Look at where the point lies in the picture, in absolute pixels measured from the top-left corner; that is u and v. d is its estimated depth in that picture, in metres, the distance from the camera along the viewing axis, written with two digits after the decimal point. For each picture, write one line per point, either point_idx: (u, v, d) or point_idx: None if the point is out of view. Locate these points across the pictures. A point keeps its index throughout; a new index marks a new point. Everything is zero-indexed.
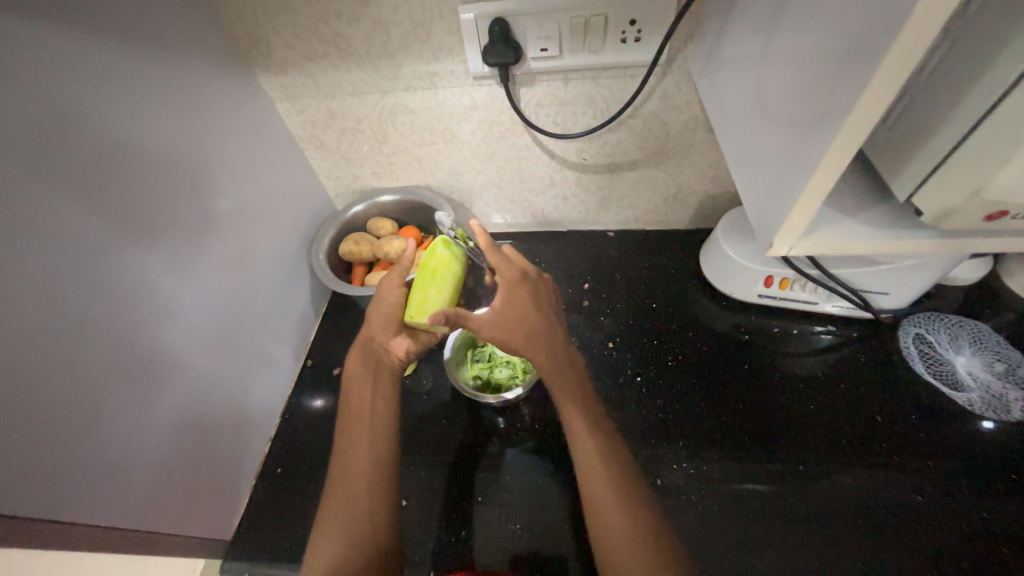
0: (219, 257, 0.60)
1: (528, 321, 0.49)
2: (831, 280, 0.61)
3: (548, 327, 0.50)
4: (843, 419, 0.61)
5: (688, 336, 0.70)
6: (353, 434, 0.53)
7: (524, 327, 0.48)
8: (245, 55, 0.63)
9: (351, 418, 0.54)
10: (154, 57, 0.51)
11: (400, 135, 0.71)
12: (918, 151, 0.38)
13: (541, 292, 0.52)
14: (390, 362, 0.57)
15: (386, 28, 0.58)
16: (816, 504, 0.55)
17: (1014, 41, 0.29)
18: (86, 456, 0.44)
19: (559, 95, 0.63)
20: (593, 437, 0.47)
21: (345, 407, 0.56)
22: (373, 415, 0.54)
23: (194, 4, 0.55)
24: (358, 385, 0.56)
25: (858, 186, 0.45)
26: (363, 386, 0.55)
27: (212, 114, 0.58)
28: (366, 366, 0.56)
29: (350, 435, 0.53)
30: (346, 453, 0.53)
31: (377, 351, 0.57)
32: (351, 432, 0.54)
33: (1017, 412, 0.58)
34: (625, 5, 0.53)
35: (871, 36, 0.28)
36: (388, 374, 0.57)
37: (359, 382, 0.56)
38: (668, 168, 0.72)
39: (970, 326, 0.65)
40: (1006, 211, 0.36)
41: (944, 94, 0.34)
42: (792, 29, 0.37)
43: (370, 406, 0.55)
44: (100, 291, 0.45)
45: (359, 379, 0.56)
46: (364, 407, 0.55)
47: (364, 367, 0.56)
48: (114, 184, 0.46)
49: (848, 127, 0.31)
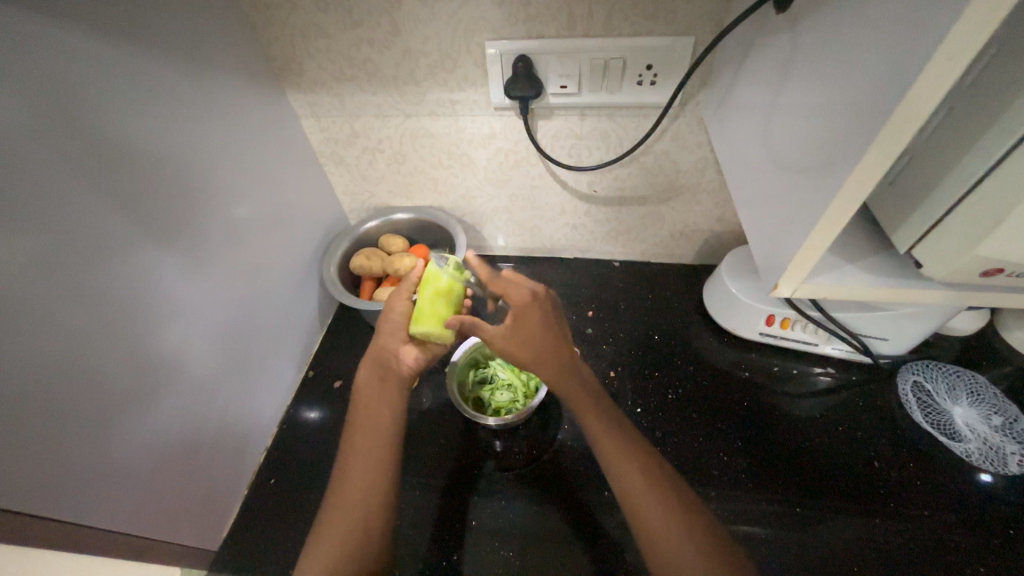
0: (233, 263, 0.61)
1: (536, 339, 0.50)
2: (832, 322, 0.62)
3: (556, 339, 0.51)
4: (840, 462, 0.61)
5: (689, 369, 0.71)
6: (358, 437, 0.53)
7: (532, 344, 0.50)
8: (277, 72, 0.66)
9: (357, 422, 0.55)
10: (191, 70, 0.53)
11: (418, 156, 0.74)
12: (918, 209, 0.40)
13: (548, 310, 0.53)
14: (400, 370, 0.58)
15: (414, 57, 0.61)
16: (813, 548, 0.55)
17: (1006, 116, 0.31)
18: (87, 449, 0.44)
19: (575, 129, 0.66)
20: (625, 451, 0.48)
21: (354, 411, 0.56)
22: (379, 422, 0.54)
23: (234, 22, 0.58)
24: (368, 391, 0.56)
25: (857, 236, 0.47)
26: (371, 391, 0.56)
27: (242, 128, 0.61)
28: (377, 373, 0.58)
29: (355, 439, 0.53)
30: (348, 456, 0.52)
31: (386, 359, 0.58)
32: (355, 435, 0.54)
33: (1014, 466, 0.58)
34: (642, 50, 0.56)
35: (880, 98, 0.30)
36: (396, 380, 0.58)
37: (369, 388, 0.57)
38: (675, 204, 0.74)
39: (968, 377, 0.66)
40: (1003, 269, 0.37)
41: (944, 155, 0.37)
42: (802, 85, 0.39)
43: (378, 412, 0.55)
44: (117, 290, 0.46)
45: (369, 385, 0.57)
46: (371, 414, 0.55)
47: (373, 373, 0.57)
48: (139, 187, 0.48)
49: (851, 181, 0.32)
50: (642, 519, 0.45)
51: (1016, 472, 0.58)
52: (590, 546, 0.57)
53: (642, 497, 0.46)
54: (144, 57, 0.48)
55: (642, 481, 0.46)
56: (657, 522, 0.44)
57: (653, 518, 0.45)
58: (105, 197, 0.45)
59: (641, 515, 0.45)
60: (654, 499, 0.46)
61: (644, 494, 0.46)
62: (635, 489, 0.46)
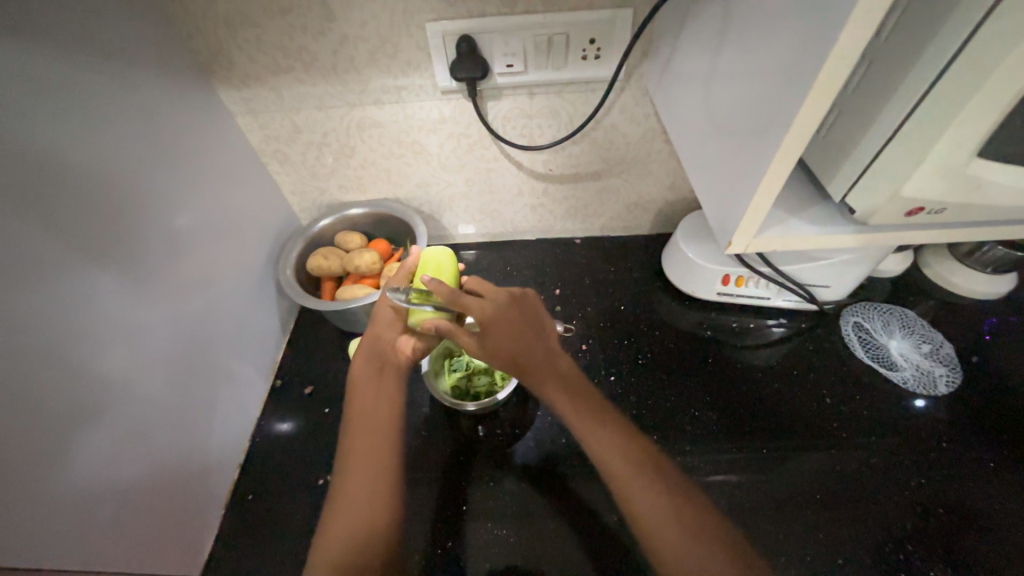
0: (178, 275, 0.57)
1: (517, 339, 0.52)
2: (781, 275, 0.66)
3: (534, 340, 0.53)
4: (799, 403, 0.66)
5: (656, 335, 0.74)
6: (357, 435, 0.52)
7: (512, 344, 0.52)
8: (203, 67, 0.61)
9: (353, 420, 0.54)
10: (106, 68, 0.49)
11: (367, 148, 0.71)
12: (846, 161, 0.43)
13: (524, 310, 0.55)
14: (397, 361, 0.58)
15: (353, 43, 0.58)
16: (781, 484, 0.59)
17: (919, 66, 0.34)
18: (34, 490, 0.40)
19: (526, 109, 0.65)
20: (612, 442, 0.49)
21: (348, 408, 0.55)
22: (376, 419, 0.54)
23: (148, 14, 0.53)
24: (362, 388, 0.55)
25: (798, 191, 0.50)
26: (366, 386, 0.56)
27: (172, 129, 0.57)
28: (372, 366, 0.57)
29: (354, 437, 0.52)
30: (348, 455, 0.51)
31: (383, 350, 0.57)
32: (353, 433, 0.53)
33: (942, 387, 0.65)
34: (584, 25, 0.56)
35: (810, 57, 0.32)
36: (393, 374, 0.57)
37: (362, 383, 0.56)
38: (629, 177, 0.76)
39: (899, 314, 0.73)
40: (923, 208, 0.41)
41: (867, 107, 0.40)
42: (738, 50, 0.41)
43: (375, 408, 0.55)
44: (48, 319, 0.42)
45: (362, 380, 0.56)
46: (367, 411, 0.54)
47: (368, 365, 0.56)
48: (62, 201, 0.43)
49: (789, 138, 0.34)
50: (633, 510, 0.46)
51: (944, 392, 0.65)
52: (581, 514, 0.59)
53: (631, 488, 0.47)
54: (50, 56, 0.43)
55: (630, 472, 0.47)
56: (647, 511, 0.46)
57: (642, 508, 0.46)
58: (22, 215, 0.40)
59: (615, 479, 0.48)
60: (642, 488, 0.47)
61: (633, 485, 0.47)
62: (622, 481, 0.47)
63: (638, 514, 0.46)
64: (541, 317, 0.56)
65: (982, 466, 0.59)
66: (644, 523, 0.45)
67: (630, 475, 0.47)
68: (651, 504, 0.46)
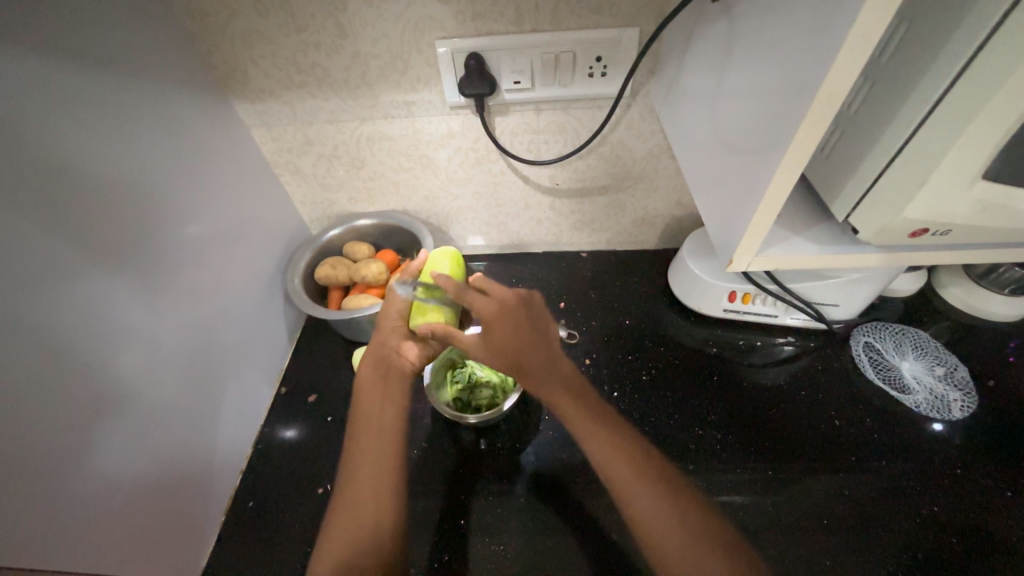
0: (189, 281, 0.59)
1: (515, 341, 0.53)
2: (787, 293, 0.65)
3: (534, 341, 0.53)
4: (807, 424, 0.64)
5: (660, 351, 0.73)
6: (362, 439, 0.53)
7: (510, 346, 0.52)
8: (221, 82, 0.63)
9: (359, 423, 0.54)
10: (128, 84, 0.51)
11: (377, 160, 0.73)
12: (849, 181, 0.43)
13: (523, 312, 0.55)
14: (401, 367, 0.58)
15: (365, 59, 0.60)
16: (788, 507, 0.58)
17: (920, 88, 0.34)
18: (44, 486, 0.41)
19: (532, 124, 0.66)
20: (609, 440, 0.49)
21: (353, 412, 0.55)
22: (381, 422, 0.54)
23: (170, 32, 0.56)
24: (368, 391, 0.56)
25: (803, 209, 0.50)
26: (371, 391, 0.56)
27: (189, 140, 0.59)
28: (378, 371, 0.57)
29: (359, 440, 0.53)
30: (353, 458, 0.52)
31: (387, 356, 0.57)
32: (358, 436, 0.53)
33: (957, 411, 0.63)
34: (590, 43, 0.57)
35: (809, 78, 0.32)
36: (397, 379, 0.57)
37: (369, 387, 0.56)
38: (635, 193, 0.76)
39: (912, 334, 0.71)
40: (928, 229, 0.41)
41: (872, 126, 0.39)
42: (740, 71, 0.42)
43: (381, 411, 0.55)
44: (59, 322, 0.43)
45: (368, 384, 0.56)
46: (371, 414, 0.54)
47: (374, 372, 0.57)
48: (79, 208, 0.45)
49: (789, 157, 0.34)
50: (633, 509, 0.46)
51: (959, 417, 0.63)
52: (582, 532, 0.58)
53: (630, 488, 0.46)
54: (75, 72, 0.45)
55: (631, 472, 0.47)
56: (648, 513, 0.45)
57: (642, 509, 0.45)
58: (38, 220, 0.42)
59: (616, 480, 0.47)
60: (642, 489, 0.46)
61: (633, 486, 0.46)
62: (623, 483, 0.47)
63: (640, 522, 0.45)
64: (538, 318, 0.56)
65: (1001, 496, 0.57)
66: (648, 531, 0.45)
67: (636, 484, 0.46)
68: (652, 507, 0.45)
